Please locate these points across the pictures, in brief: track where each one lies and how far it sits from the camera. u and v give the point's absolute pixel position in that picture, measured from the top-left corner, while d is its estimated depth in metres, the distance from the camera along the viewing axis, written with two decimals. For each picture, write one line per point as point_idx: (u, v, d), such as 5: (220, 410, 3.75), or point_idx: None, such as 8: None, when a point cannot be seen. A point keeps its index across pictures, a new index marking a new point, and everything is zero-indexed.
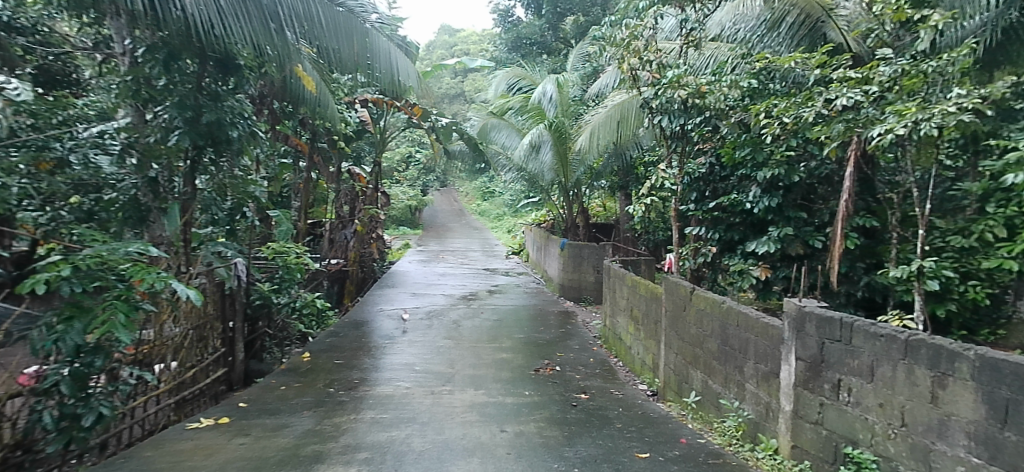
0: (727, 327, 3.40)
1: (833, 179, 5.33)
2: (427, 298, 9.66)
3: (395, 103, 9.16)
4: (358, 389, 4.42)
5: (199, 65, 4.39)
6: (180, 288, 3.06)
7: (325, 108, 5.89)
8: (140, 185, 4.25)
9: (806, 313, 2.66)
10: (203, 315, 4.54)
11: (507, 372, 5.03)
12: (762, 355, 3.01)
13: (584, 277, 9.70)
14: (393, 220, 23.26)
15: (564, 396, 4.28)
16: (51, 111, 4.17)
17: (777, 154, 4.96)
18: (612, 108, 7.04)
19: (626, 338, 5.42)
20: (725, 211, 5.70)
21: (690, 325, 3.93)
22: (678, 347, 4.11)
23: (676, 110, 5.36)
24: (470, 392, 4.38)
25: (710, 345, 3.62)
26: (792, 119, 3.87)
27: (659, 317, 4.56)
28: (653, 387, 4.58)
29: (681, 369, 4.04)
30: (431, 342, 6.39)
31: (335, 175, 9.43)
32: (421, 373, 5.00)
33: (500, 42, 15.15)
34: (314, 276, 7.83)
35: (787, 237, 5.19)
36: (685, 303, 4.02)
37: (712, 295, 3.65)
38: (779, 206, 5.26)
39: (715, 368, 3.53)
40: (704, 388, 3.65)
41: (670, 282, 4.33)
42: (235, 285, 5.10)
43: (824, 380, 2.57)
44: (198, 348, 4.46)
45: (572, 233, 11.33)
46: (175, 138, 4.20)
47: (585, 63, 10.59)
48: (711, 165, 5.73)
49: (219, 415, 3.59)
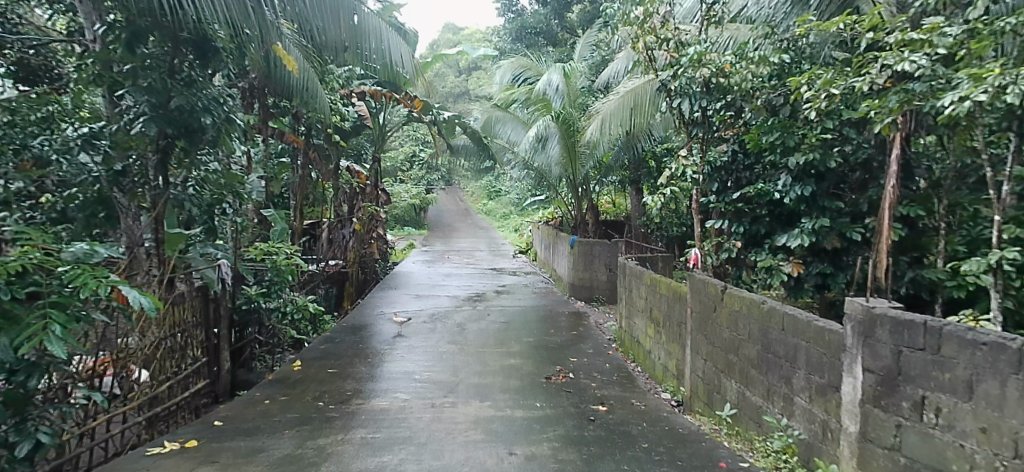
0: (769, 332, 2.94)
1: (871, 165, 4.83)
2: (431, 300, 9.24)
3: (395, 95, 8.70)
4: (351, 402, 3.98)
5: (170, 47, 3.94)
6: (133, 296, 2.62)
7: (315, 98, 5.45)
8: (105, 180, 3.85)
9: (875, 315, 2.19)
10: (179, 323, 4.12)
11: (515, 380, 4.58)
12: (815, 366, 2.55)
13: (595, 276, 9.27)
14: (398, 221, 22.83)
15: (580, 409, 3.82)
16: (31, 107, 3.91)
17: (810, 137, 4.49)
18: (624, 94, 6.56)
19: (645, 341, 4.97)
20: (749, 203, 5.22)
21: (721, 329, 3.47)
22: (708, 354, 3.65)
23: (697, 92, 4.93)
24: (474, 404, 3.93)
25: (748, 352, 3.16)
26: (840, 91, 3.39)
27: (684, 320, 4.10)
28: (677, 397, 4.13)
29: (711, 378, 3.59)
30: (433, 348, 5.93)
31: (334, 172, 8.98)
32: (422, 382, 4.56)
33: (502, 34, 14.53)
34: (310, 278, 7.40)
35: (821, 229, 4.71)
36: (715, 304, 3.56)
37: (749, 294, 3.19)
38: (811, 195, 4.78)
39: (754, 378, 3.08)
40: (740, 400, 3.20)
41: (696, 280, 3.87)
42: (219, 289, 4.70)
43: (901, 397, 2.09)
44: (175, 359, 4.06)
45: (582, 230, 10.84)
46: (139, 126, 3.69)
47: (594, 52, 10.02)
48: (734, 153, 5.26)
49: (188, 437, 3.19)
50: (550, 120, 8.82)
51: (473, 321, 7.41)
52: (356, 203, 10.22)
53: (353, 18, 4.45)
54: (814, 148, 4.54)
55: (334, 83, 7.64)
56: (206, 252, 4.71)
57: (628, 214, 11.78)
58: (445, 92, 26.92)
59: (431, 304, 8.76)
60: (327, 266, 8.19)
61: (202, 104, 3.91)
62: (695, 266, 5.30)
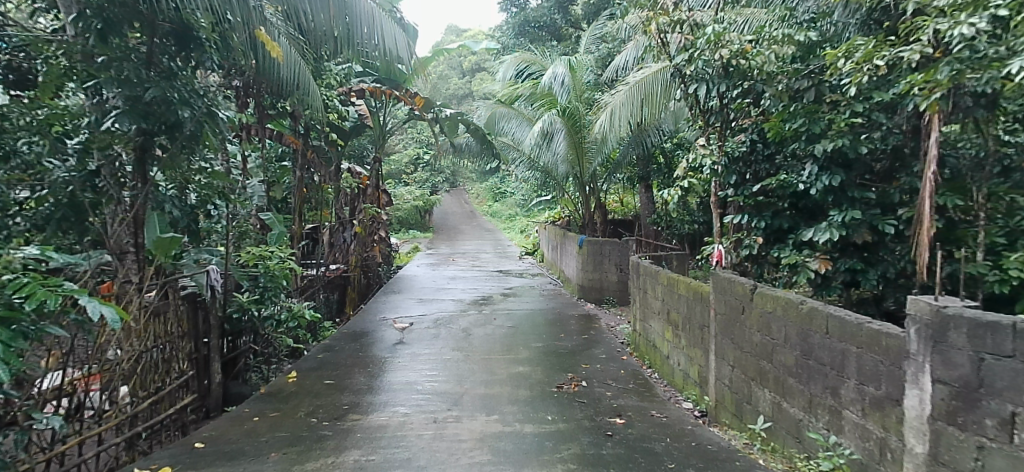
0: (809, 335, 2.62)
1: (902, 152, 4.48)
2: (435, 304, 8.93)
3: (395, 92, 8.39)
4: (346, 418, 3.68)
5: (146, 32, 3.61)
6: (92, 308, 2.30)
7: (309, 96, 5.11)
8: (77, 178, 3.56)
9: (947, 316, 1.83)
10: (163, 335, 3.84)
11: (524, 390, 4.26)
12: (868, 374, 2.22)
13: (606, 277, 8.93)
14: (403, 224, 22.47)
15: (596, 422, 3.50)
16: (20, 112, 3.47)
17: (838, 123, 4.18)
18: (634, 84, 6.23)
19: (662, 345, 4.64)
20: (770, 195, 4.90)
21: (752, 332, 3.15)
22: (736, 360, 3.32)
23: (715, 75, 4.58)
24: (480, 419, 3.62)
25: (784, 358, 2.83)
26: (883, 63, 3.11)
27: (707, 322, 3.77)
28: (700, 406, 3.80)
29: (740, 386, 3.26)
30: (437, 355, 5.62)
31: (335, 174, 8.69)
32: (424, 394, 4.25)
33: (505, 29, 14.22)
34: (309, 283, 7.12)
35: (850, 222, 4.36)
36: (743, 305, 3.24)
37: (784, 294, 2.87)
38: (840, 185, 4.44)
39: (792, 387, 2.75)
40: (775, 412, 2.88)
41: (720, 278, 3.55)
42: (208, 297, 4.42)
43: (984, 413, 1.72)
44: (159, 373, 3.78)
45: (590, 229, 10.49)
46: (111, 120, 3.37)
47: (600, 45, 9.63)
48: (753, 143, 4.94)
49: (163, 464, 2.89)
50: (555, 115, 8.52)
51: (479, 326, 7.09)
52: (357, 205, 9.91)
53: (344, 20, 4.49)
54: (843, 134, 4.21)
55: (333, 79, 7.36)
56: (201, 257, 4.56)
57: (638, 212, 11.42)
58: (449, 94, 26.66)
59: (436, 309, 8.47)
60: (327, 271, 7.88)
61: (179, 97, 3.56)
62: (717, 263, 4.97)
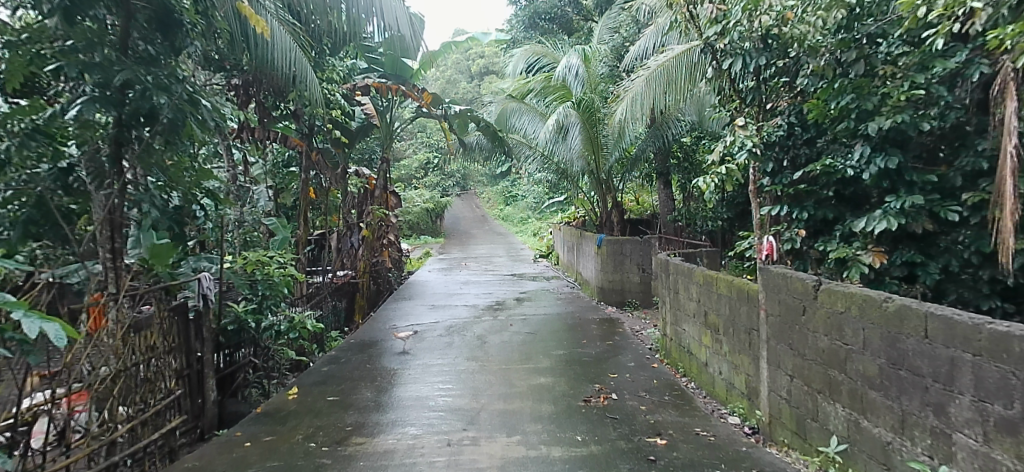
0: (899, 340, 2.15)
1: (963, 130, 3.91)
2: (448, 310, 8.54)
3: (402, 87, 7.90)
4: (350, 442, 3.27)
5: (120, 15, 3.22)
6: (29, 325, 1.88)
7: (311, 91, 4.73)
8: (46, 176, 3.20)
9: None
10: (149, 350, 3.45)
11: (548, 405, 3.82)
12: (990, 389, 1.76)
13: (628, 277, 8.45)
14: (414, 229, 22.10)
15: (633, 444, 3.08)
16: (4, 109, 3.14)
17: (896, 97, 3.69)
18: (656, 68, 5.78)
19: (699, 352, 4.19)
20: (813, 183, 4.42)
21: (816, 336, 2.70)
22: (795, 368, 2.87)
23: (752, 48, 4.17)
24: (500, 441, 3.18)
25: (862, 368, 2.37)
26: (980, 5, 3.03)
27: (755, 325, 3.32)
28: (751, 422, 3.35)
29: (803, 399, 2.81)
30: (451, 366, 5.20)
31: (342, 177, 8.29)
32: (437, 412, 3.81)
33: (514, 21, 13.80)
34: (316, 290, 6.74)
35: (910, 209, 3.83)
36: (805, 305, 2.78)
37: (859, 290, 2.41)
38: (895, 169, 3.92)
39: (876, 404, 2.29)
40: (853, 433, 2.42)
41: (773, 274, 3.09)
42: (201, 307, 4.04)
43: None
44: (144, 393, 3.38)
45: (607, 228, 10.03)
46: (76, 108, 2.94)
47: (615, 34, 9.11)
48: (790, 127, 4.48)
49: None
50: (570, 107, 8.11)
51: (494, 333, 6.66)
52: (364, 208, 9.33)
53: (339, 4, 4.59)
54: (901, 109, 3.72)
55: (338, 72, 6.97)
56: (199, 266, 4.41)
57: (656, 210, 10.90)
58: (458, 96, 26.37)
59: (448, 316, 8.05)
60: (334, 278, 7.50)
61: (153, 81, 3.15)
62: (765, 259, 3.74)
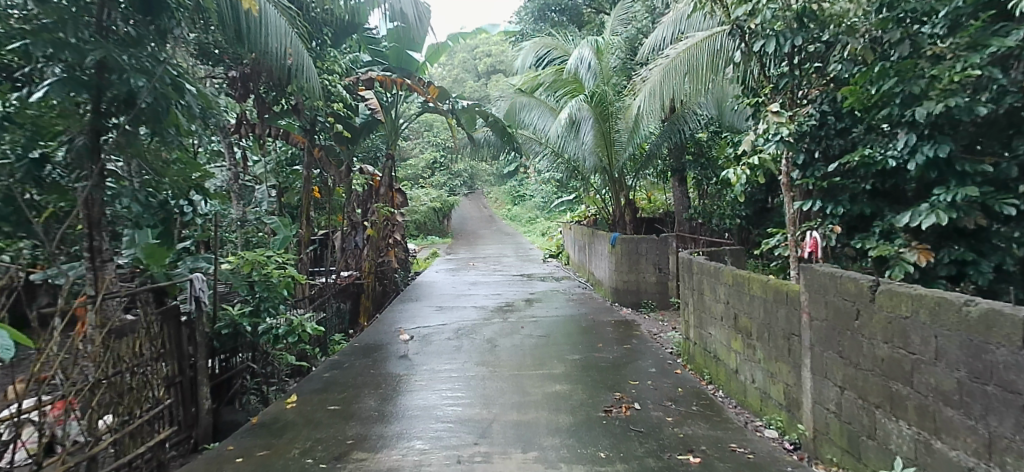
0: (985, 351, 1.84)
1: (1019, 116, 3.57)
2: (456, 311, 8.25)
3: (407, 81, 7.62)
4: (350, 458, 2.99)
5: None
6: None
7: (307, 79, 4.42)
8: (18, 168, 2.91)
9: None
10: (134, 357, 3.17)
11: (566, 416, 3.53)
12: None
13: (643, 277, 8.15)
14: (421, 229, 21.78)
15: (663, 462, 2.78)
16: None
17: (946, 79, 3.33)
18: (676, 56, 5.44)
19: (728, 357, 3.88)
20: (850, 176, 4.08)
21: (874, 343, 2.39)
22: (847, 379, 2.56)
23: (785, 29, 3.86)
24: (515, 458, 2.89)
25: (934, 381, 2.06)
26: None
27: (796, 330, 3.01)
28: (791, 438, 3.03)
29: (857, 414, 2.49)
30: (459, 371, 4.91)
31: (346, 175, 8.02)
32: (445, 423, 3.52)
33: (523, 14, 13.52)
34: (320, 291, 6.47)
35: (960, 202, 3.49)
36: (860, 308, 2.47)
37: (929, 292, 2.10)
38: (945, 158, 3.57)
39: (954, 423, 1.98)
40: (922, 454, 2.12)
41: (818, 275, 2.78)
42: (193, 311, 3.75)
43: None
44: (129, 404, 3.11)
45: (620, 227, 9.71)
46: (43, 89, 2.66)
47: (628, 26, 8.77)
48: (824, 115, 4.10)
49: None
50: (582, 101, 7.84)
51: (504, 336, 6.37)
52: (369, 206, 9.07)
53: None
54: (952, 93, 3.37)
55: (341, 65, 6.69)
56: (196, 266, 4.11)
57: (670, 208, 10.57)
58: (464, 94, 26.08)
59: (457, 317, 7.77)
60: (339, 278, 7.23)
61: (132, 63, 2.91)
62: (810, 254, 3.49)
